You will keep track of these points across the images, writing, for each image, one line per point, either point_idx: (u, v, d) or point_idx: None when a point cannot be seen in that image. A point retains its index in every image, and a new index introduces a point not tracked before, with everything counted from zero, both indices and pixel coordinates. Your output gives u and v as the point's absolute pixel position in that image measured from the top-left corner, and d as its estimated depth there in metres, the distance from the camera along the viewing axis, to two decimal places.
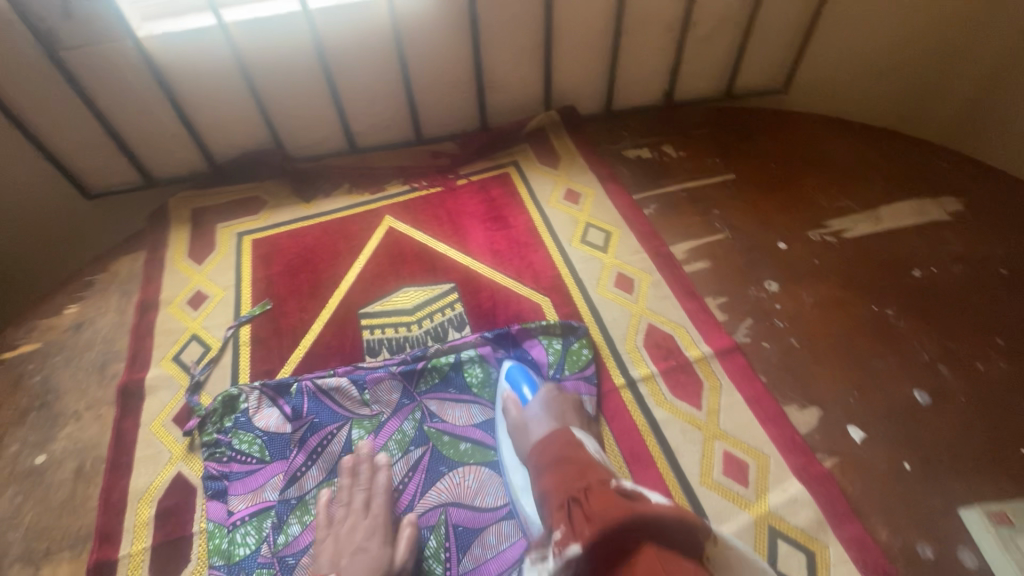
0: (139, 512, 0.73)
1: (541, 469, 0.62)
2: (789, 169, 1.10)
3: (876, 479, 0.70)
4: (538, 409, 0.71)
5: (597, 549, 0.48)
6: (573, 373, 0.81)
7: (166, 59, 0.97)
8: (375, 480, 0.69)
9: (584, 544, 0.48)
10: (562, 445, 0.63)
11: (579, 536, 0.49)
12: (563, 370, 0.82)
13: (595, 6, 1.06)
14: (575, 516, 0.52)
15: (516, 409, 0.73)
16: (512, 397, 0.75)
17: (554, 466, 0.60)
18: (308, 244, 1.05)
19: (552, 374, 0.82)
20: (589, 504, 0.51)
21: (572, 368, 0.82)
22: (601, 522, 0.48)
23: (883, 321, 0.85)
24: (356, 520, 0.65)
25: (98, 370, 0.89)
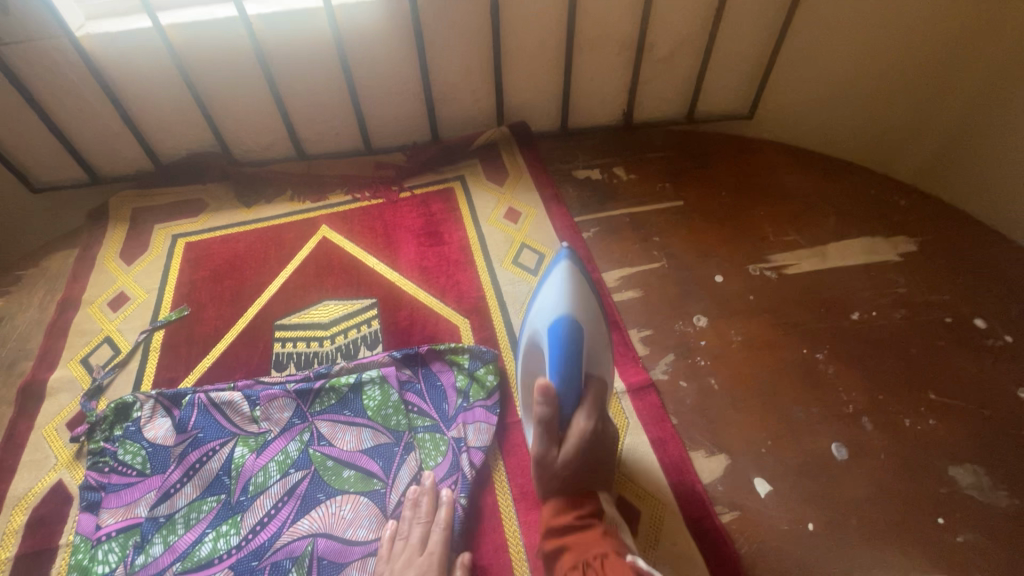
0: (11, 519, 0.71)
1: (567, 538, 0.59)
2: (739, 199, 1.05)
3: (775, 540, 0.65)
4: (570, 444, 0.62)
5: None
6: (476, 402, 0.79)
7: (106, 59, 0.96)
8: (434, 512, 0.67)
9: None
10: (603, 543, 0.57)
11: None
12: (469, 399, 0.79)
13: (545, 24, 1.03)
14: None
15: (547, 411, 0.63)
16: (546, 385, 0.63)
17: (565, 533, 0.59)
18: (238, 250, 1.03)
19: (459, 403, 0.79)
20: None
21: (477, 396, 0.79)
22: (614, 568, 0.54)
23: (812, 366, 0.80)
24: (411, 556, 0.63)
25: (6, 368, 0.88)
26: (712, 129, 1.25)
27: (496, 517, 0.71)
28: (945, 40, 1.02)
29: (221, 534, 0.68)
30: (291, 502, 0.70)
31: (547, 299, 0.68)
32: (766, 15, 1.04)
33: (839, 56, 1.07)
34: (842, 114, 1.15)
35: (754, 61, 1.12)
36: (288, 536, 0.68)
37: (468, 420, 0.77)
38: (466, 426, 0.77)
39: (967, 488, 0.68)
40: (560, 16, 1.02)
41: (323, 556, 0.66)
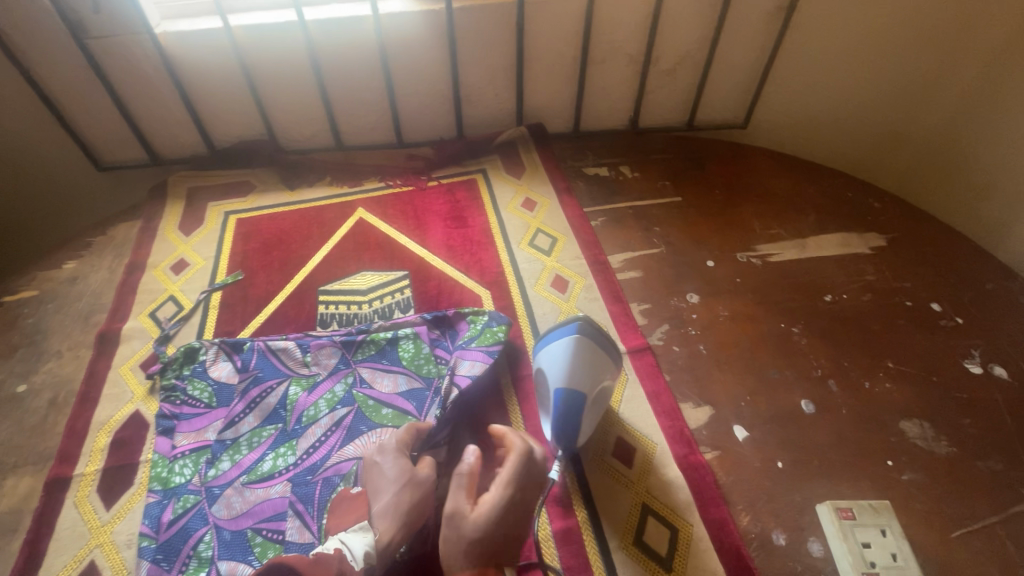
0: (97, 439, 0.83)
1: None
2: (731, 197, 1.18)
3: (749, 473, 0.77)
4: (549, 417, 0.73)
5: None
6: (480, 346, 0.89)
7: (179, 54, 1.10)
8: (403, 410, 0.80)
9: None
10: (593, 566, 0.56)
11: None
12: (472, 343, 0.90)
13: (564, 37, 1.16)
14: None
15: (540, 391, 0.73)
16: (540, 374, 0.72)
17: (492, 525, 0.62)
18: (285, 227, 1.16)
19: (463, 344, 0.91)
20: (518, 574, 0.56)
21: (482, 343, 0.90)
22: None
23: (788, 337, 0.92)
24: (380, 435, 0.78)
25: (83, 318, 1.00)
26: (709, 137, 1.38)
27: None
28: (924, 58, 1.14)
29: (279, 455, 0.80)
30: (339, 430, 0.82)
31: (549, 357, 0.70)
32: (758, 36, 1.18)
33: (831, 69, 1.20)
34: (834, 124, 1.28)
35: (748, 76, 1.26)
36: (336, 458, 0.79)
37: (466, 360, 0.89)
38: (462, 360, 0.89)
39: (914, 437, 0.81)
40: (577, 29, 1.15)
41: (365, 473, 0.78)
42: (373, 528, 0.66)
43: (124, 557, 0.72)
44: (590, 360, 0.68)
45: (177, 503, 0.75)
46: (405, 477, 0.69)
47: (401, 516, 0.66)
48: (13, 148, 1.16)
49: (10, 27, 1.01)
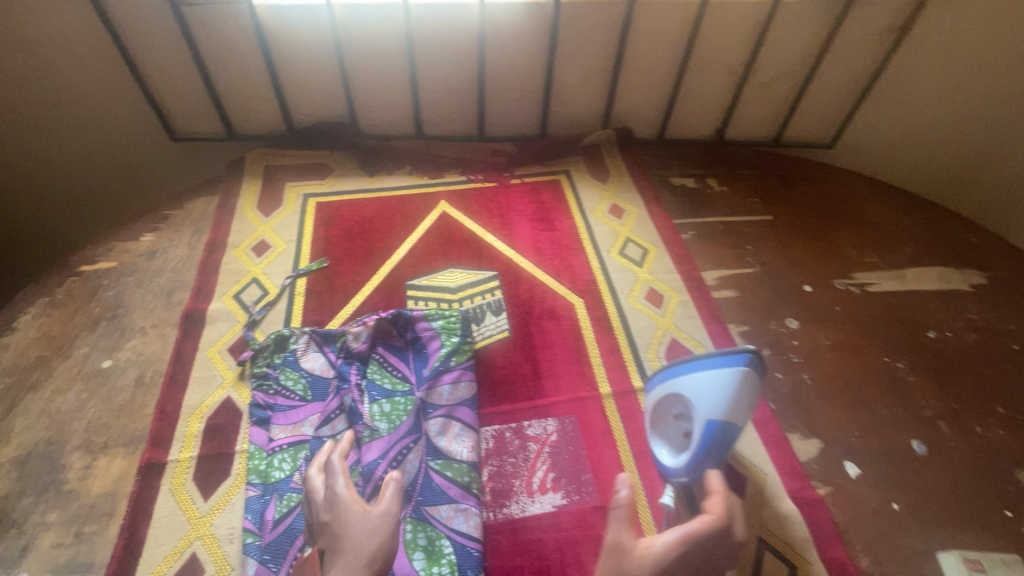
0: (189, 425, 0.81)
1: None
2: (825, 220, 1.15)
3: (865, 513, 0.75)
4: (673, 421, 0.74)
5: None
6: (391, 367, 0.86)
7: (272, 27, 1.05)
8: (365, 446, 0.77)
9: None
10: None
11: None
12: (386, 362, 0.86)
13: (667, 41, 1.12)
14: None
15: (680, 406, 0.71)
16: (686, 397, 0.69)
17: None
18: (366, 215, 1.13)
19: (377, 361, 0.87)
20: None
21: (386, 366, 0.86)
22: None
23: (894, 374, 0.90)
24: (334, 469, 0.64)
25: (165, 295, 0.97)
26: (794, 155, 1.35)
27: (618, 470, 0.79)
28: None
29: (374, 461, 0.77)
30: (446, 443, 0.78)
31: (708, 385, 0.65)
32: (865, 55, 1.15)
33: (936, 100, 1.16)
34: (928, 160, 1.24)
35: (846, 96, 1.22)
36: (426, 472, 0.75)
37: (473, 374, 0.86)
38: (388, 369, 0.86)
39: None
40: (682, 35, 1.12)
41: (433, 480, 0.75)
42: None
43: (226, 552, 0.71)
44: (753, 395, 0.65)
45: (279, 501, 0.73)
46: (361, 527, 0.59)
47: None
48: (91, 110, 1.13)
49: None
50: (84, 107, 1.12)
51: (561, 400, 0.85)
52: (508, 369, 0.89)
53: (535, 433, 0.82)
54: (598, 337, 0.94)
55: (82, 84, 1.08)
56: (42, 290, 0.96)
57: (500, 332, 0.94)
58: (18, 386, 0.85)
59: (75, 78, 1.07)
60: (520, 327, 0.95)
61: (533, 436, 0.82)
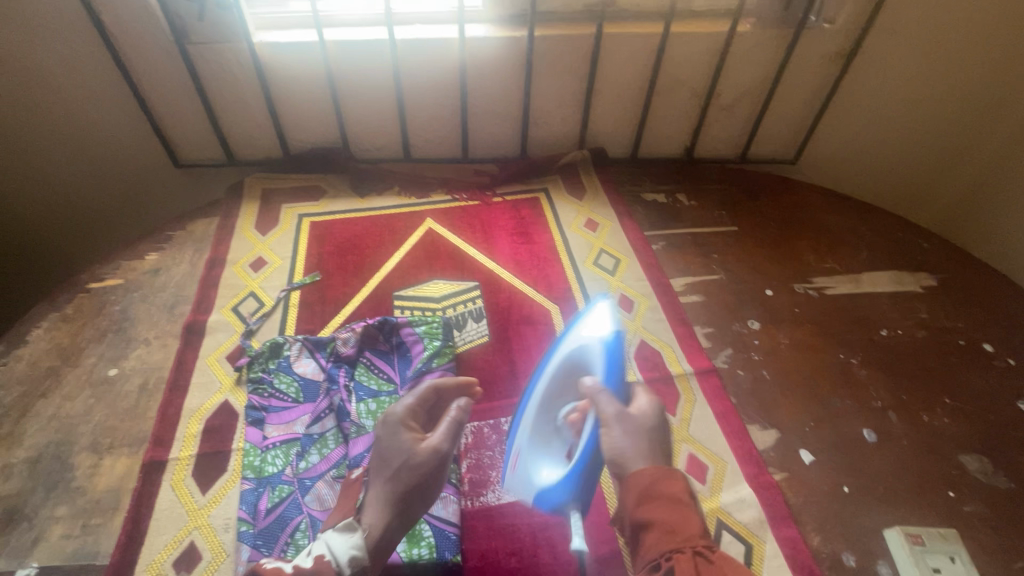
0: (189, 426, 0.87)
1: (644, 501, 0.60)
2: (787, 229, 1.23)
3: (817, 496, 0.81)
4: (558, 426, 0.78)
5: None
6: (377, 371, 0.93)
7: (271, 62, 1.15)
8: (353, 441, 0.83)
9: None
10: (673, 482, 0.61)
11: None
12: (372, 366, 0.94)
13: (634, 68, 1.22)
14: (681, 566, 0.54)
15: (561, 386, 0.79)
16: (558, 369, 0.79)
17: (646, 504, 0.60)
18: (357, 232, 1.20)
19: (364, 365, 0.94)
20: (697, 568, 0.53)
21: (372, 370, 0.93)
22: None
23: (848, 368, 0.97)
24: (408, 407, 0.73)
25: (168, 309, 1.04)
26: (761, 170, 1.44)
27: None
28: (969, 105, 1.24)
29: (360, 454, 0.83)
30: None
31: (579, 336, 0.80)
32: (816, 78, 1.25)
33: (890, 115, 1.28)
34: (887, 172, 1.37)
35: (803, 116, 1.32)
36: None
37: (454, 376, 0.93)
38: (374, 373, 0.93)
39: (972, 470, 0.84)
40: (647, 63, 1.21)
41: None
42: (362, 522, 0.64)
43: (222, 540, 0.76)
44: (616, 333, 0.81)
45: (272, 492, 0.79)
46: (407, 457, 0.67)
47: (388, 504, 0.65)
48: (102, 140, 1.22)
49: (118, 28, 1.07)
50: (95, 136, 1.21)
51: None
52: (487, 371, 0.96)
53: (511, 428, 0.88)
54: None
55: (94, 116, 1.18)
56: (53, 305, 1.03)
57: (480, 337, 1.01)
58: (30, 393, 0.91)
59: (87, 111, 1.17)
60: (499, 332, 1.02)
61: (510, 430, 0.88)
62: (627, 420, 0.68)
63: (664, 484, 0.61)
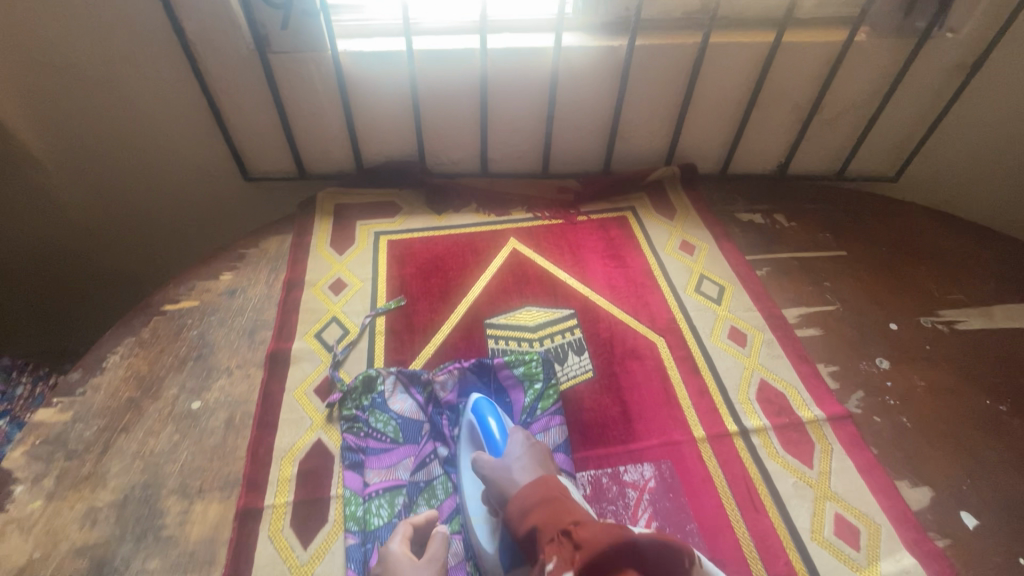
0: (282, 469, 0.81)
1: (524, 509, 0.62)
2: (900, 255, 1.13)
3: (989, 567, 0.72)
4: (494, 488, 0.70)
5: None
6: None
7: (353, 73, 1.09)
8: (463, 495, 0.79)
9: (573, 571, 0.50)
10: (548, 487, 0.63)
11: (569, 564, 0.51)
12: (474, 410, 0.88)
13: (735, 81, 1.13)
14: (565, 547, 0.53)
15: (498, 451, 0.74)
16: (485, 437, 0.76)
17: (541, 507, 0.61)
18: (438, 252, 1.13)
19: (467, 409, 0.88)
20: (580, 532, 0.53)
21: None
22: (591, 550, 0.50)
23: (997, 416, 0.87)
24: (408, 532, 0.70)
25: (247, 335, 0.98)
26: (857, 188, 1.34)
27: (723, 519, 0.76)
28: None
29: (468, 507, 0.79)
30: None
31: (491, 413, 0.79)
32: (935, 92, 1.14)
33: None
34: (1014, 196, 1.24)
35: (914, 131, 1.21)
36: None
37: (563, 420, 0.86)
38: None
39: None
40: (751, 75, 1.12)
41: None
42: None
43: None
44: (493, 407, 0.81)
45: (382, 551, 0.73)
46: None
47: None
48: (174, 152, 1.16)
49: (198, 36, 1.00)
50: (166, 148, 1.15)
51: (654, 444, 0.84)
52: (597, 412, 0.88)
53: (632, 478, 0.80)
54: (684, 377, 0.92)
55: (166, 128, 1.12)
56: (128, 329, 0.98)
57: (584, 373, 0.93)
58: (111, 427, 0.85)
59: (160, 123, 1.11)
60: (604, 367, 0.94)
61: (631, 481, 0.80)
62: (522, 456, 0.71)
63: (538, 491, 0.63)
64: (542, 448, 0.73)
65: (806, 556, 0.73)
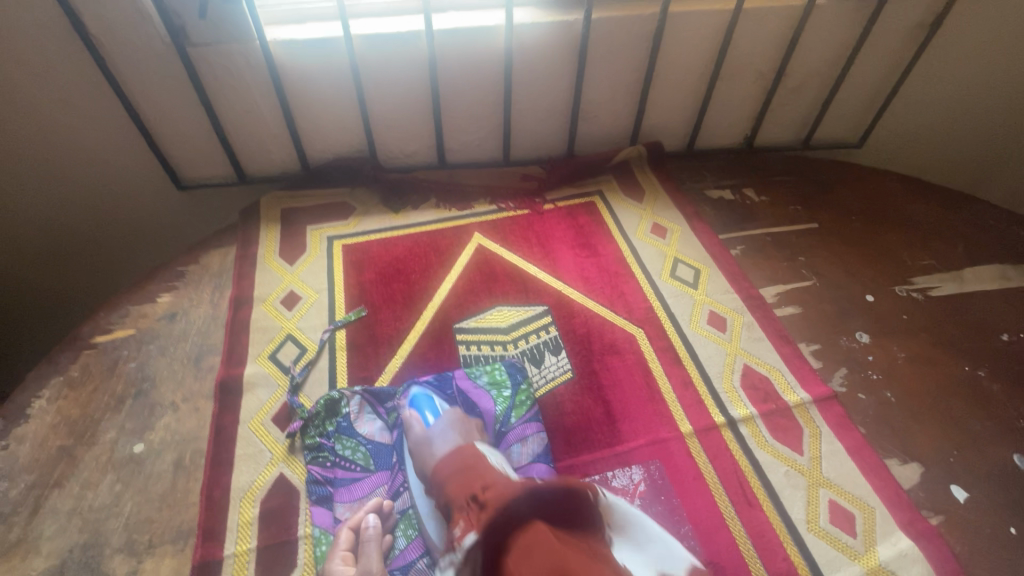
0: (242, 511, 0.74)
1: (440, 482, 0.65)
2: (871, 224, 1.11)
3: (982, 542, 0.71)
4: (443, 435, 0.72)
5: (489, 535, 0.52)
6: None
7: (287, 65, 0.98)
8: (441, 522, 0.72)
9: (480, 532, 0.53)
10: (465, 458, 0.66)
11: (476, 526, 0.54)
12: None
13: (698, 53, 1.08)
14: (472, 509, 0.56)
15: (420, 427, 0.74)
16: (414, 417, 0.76)
17: (456, 475, 0.64)
18: (398, 254, 1.06)
19: None
20: (486, 497, 0.57)
21: None
22: (494, 511, 0.54)
23: (978, 383, 0.87)
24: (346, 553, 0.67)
25: (193, 362, 0.89)
26: (823, 157, 1.31)
27: (718, 518, 0.73)
28: None
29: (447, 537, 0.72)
30: None
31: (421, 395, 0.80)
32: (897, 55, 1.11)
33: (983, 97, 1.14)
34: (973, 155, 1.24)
35: (877, 95, 1.18)
36: None
37: (542, 427, 0.81)
38: None
39: None
40: (714, 45, 1.07)
41: None
42: None
43: None
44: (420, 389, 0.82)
45: None
46: None
47: None
48: (90, 163, 1.04)
49: (101, 29, 0.88)
50: (81, 160, 1.03)
51: (642, 445, 0.80)
52: (579, 416, 0.83)
53: (621, 484, 0.76)
54: (666, 370, 0.88)
55: (77, 138, 1.00)
56: (54, 368, 0.87)
57: (563, 373, 0.88)
58: (41, 483, 0.75)
59: (70, 132, 0.99)
60: (583, 366, 0.89)
61: (620, 487, 0.76)
62: (446, 430, 0.73)
63: (459, 459, 0.66)
64: (471, 423, 0.75)
65: (803, 547, 0.71)
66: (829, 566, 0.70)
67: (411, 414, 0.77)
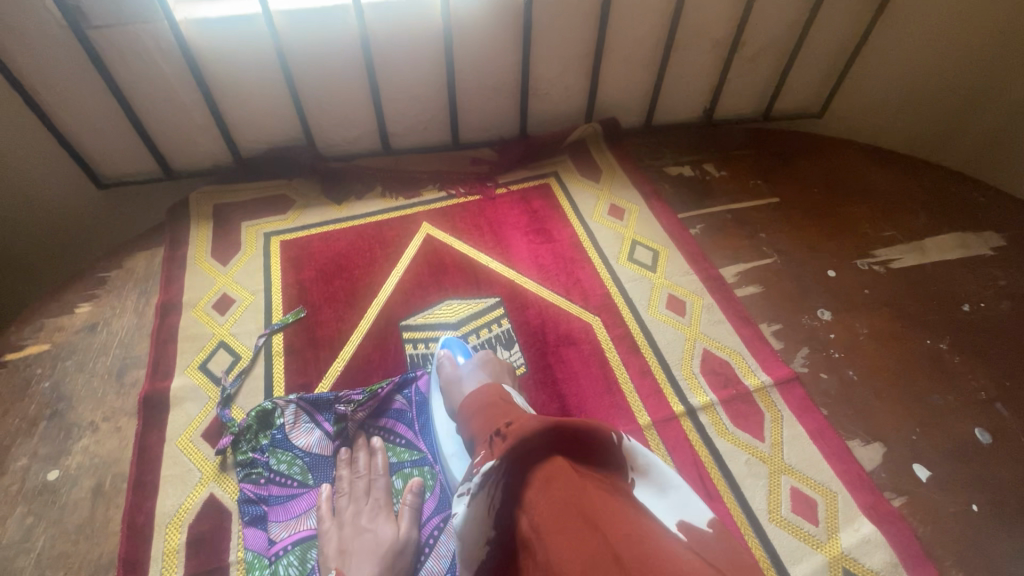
0: (168, 538, 0.68)
1: (466, 415, 0.58)
2: (833, 196, 1.08)
3: (944, 521, 0.69)
4: (470, 368, 0.73)
5: (511, 468, 0.43)
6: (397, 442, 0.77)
7: (202, 47, 0.89)
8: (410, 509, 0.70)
9: (498, 461, 0.44)
10: (493, 395, 0.59)
11: (494, 455, 0.45)
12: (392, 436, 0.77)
13: (650, 21, 1.02)
14: (493, 442, 0.47)
15: (449, 366, 0.75)
16: (446, 356, 0.77)
17: (482, 410, 0.57)
18: (341, 249, 0.99)
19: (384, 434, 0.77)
20: (509, 427, 0.48)
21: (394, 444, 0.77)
22: (518, 433, 0.44)
23: (939, 356, 0.85)
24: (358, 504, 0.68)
25: (115, 378, 0.82)
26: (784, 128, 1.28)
27: None
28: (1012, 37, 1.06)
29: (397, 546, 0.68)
30: None
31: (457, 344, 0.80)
32: (855, 18, 1.07)
33: (944, 60, 1.10)
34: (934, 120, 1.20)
35: (837, 61, 1.14)
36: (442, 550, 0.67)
37: None
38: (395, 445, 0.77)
39: None
40: (666, 11, 1.01)
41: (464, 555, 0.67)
42: None
43: None
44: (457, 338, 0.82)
45: None
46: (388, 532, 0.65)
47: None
48: None
49: None
50: None
51: None
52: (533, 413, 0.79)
53: None
54: (624, 359, 0.84)
55: None
56: None
57: (516, 368, 0.84)
58: None
59: None
60: (537, 359, 0.85)
61: None
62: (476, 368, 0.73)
63: (484, 397, 0.59)
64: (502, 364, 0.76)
65: (765, 539, 0.68)
66: (791, 557, 0.67)
67: (444, 354, 0.77)
